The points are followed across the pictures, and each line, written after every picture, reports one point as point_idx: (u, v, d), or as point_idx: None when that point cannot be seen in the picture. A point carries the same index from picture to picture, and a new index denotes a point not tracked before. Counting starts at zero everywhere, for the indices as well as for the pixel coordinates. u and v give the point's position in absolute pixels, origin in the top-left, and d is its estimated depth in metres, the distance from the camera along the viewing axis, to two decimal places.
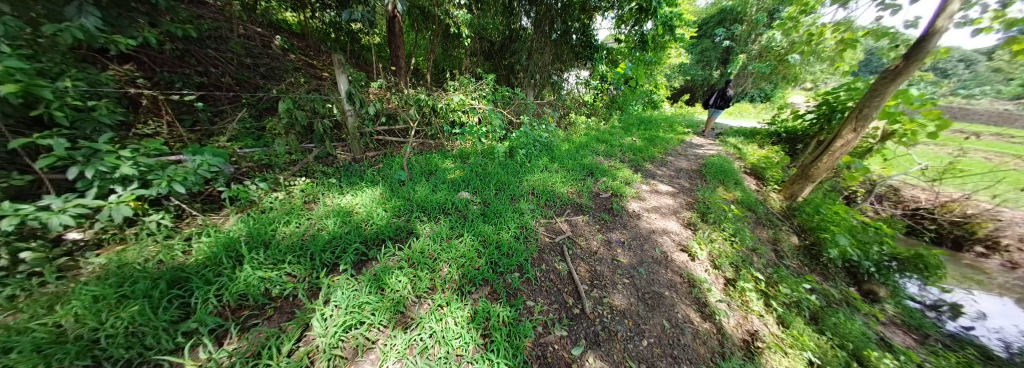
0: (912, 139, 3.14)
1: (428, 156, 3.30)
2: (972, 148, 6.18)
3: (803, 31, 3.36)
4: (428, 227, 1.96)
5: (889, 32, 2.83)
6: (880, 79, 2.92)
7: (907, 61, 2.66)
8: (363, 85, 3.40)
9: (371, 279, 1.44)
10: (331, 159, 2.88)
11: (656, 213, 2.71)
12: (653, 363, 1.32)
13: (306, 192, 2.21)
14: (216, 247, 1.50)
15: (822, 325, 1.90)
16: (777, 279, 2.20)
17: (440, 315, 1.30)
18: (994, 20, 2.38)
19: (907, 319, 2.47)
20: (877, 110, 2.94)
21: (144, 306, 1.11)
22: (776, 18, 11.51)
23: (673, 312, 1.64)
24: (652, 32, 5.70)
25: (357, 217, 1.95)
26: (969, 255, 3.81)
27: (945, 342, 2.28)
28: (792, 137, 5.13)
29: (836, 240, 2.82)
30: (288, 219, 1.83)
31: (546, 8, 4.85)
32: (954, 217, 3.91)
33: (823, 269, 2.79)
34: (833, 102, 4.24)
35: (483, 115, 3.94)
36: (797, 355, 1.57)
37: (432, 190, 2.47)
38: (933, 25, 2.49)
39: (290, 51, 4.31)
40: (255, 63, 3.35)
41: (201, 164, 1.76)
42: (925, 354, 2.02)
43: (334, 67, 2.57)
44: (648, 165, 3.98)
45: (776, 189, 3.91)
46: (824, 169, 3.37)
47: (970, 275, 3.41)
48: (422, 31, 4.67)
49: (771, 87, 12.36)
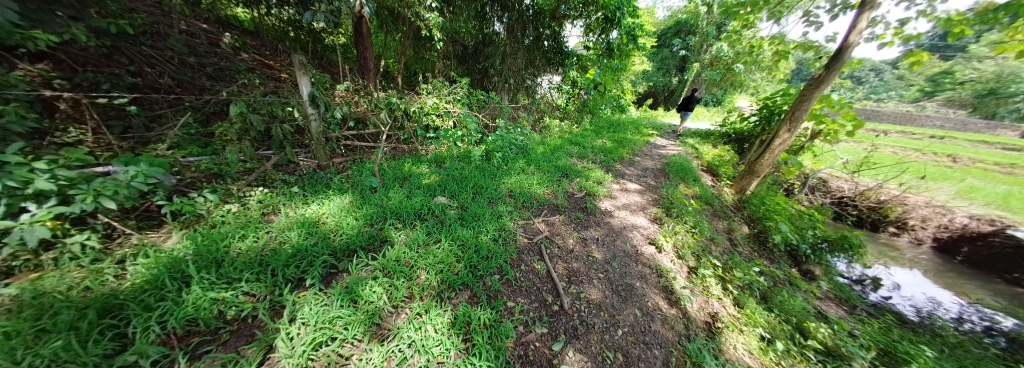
0: (835, 137, 3.65)
1: (401, 161, 3.21)
2: (878, 144, 7.35)
3: (746, 43, 3.79)
4: (403, 234, 1.91)
5: (815, 45, 3.30)
6: (807, 86, 3.38)
7: (829, 70, 3.11)
8: (327, 88, 3.23)
9: (342, 292, 1.37)
10: (293, 167, 2.69)
11: (627, 210, 2.86)
12: (628, 351, 1.40)
13: (265, 204, 2.05)
14: (157, 268, 1.34)
15: (771, 304, 2.13)
16: (732, 264, 2.43)
17: (419, 323, 1.28)
18: (895, 36, 2.88)
19: (838, 293, 2.85)
20: (805, 113, 3.38)
21: (69, 340, 0.95)
22: (724, 31, 12.77)
23: (643, 301, 1.75)
24: (618, 41, 6.06)
25: (324, 227, 1.86)
26: (884, 234, 4.48)
27: (869, 311, 2.68)
28: (740, 138, 5.72)
29: (778, 227, 3.19)
30: (245, 233, 1.69)
31: (518, 14, 5.03)
32: (871, 203, 4.61)
33: (770, 254, 3.13)
34: (772, 106, 4.84)
35: (458, 119, 3.92)
36: (750, 331, 1.77)
37: (407, 196, 2.42)
38: (847, 39, 2.95)
39: (242, 50, 3.98)
40: (201, 63, 3.06)
41: (136, 176, 1.55)
42: (853, 323, 2.35)
43: (294, 67, 2.44)
44: (618, 165, 4.21)
45: (728, 184, 4.32)
46: (766, 166, 3.79)
47: (886, 252, 4.02)
48: (392, 32, 4.51)
49: (722, 93, 13.70)
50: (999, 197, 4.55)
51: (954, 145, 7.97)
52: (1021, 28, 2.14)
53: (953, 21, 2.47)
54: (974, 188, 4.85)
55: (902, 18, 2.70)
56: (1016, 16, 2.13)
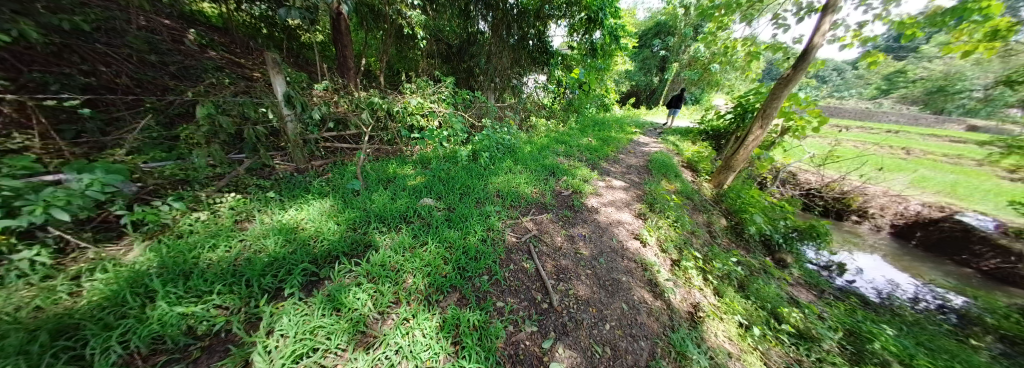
0: (802, 133, 3.88)
1: (385, 162, 3.14)
2: (841, 140, 7.90)
3: (720, 44, 3.97)
4: (388, 238, 1.87)
5: (783, 47, 3.51)
6: (777, 85, 3.57)
7: (796, 70, 3.31)
8: (304, 87, 3.10)
9: (324, 301, 1.32)
10: (268, 171, 2.56)
11: (613, 207, 2.93)
12: (615, 344, 1.43)
13: (237, 211, 1.94)
14: (118, 284, 1.24)
15: (748, 292, 2.25)
16: (712, 256, 2.54)
17: (407, 329, 1.25)
18: (854, 38, 3.11)
19: (808, 279, 3.06)
20: (776, 110, 3.57)
21: (19, 366, 0.85)
22: (700, 32, 13.26)
23: (630, 295, 1.80)
24: (601, 41, 6.16)
25: (303, 233, 1.78)
26: (848, 222, 4.84)
27: (835, 295, 2.90)
28: (718, 134, 5.99)
29: (754, 218, 3.36)
30: (215, 243, 1.59)
31: (502, 13, 4.99)
32: (835, 194, 4.98)
33: (746, 244, 3.30)
34: (745, 104, 5.11)
35: (444, 119, 3.86)
36: (729, 318, 1.88)
37: (392, 198, 2.37)
38: (812, 41, 3.15)
39: (210, 47, 3.75)
40: (164, 61, 2.85)
41: (92, 184, 1.41)
42: (821, 306, 2.52)
43: (267, 66, 2.33)
44: (603, 163, 4.29)
45: (707, 180, 4.51)
46: (741, 161, 3.97)
47: (850, 239, 4.34)
48: (373, 30, 4.37)
49: (699, 92, 14.27)
50: (945, 186, 5.00)
51: (908, 139, 8.66)
52: (965, 30, 2.36)
53: (907, 24, 2.72)
54: (924, 178, 5.30)
55: (860, 21, 2.92)
56: (960, 19, 2.34)
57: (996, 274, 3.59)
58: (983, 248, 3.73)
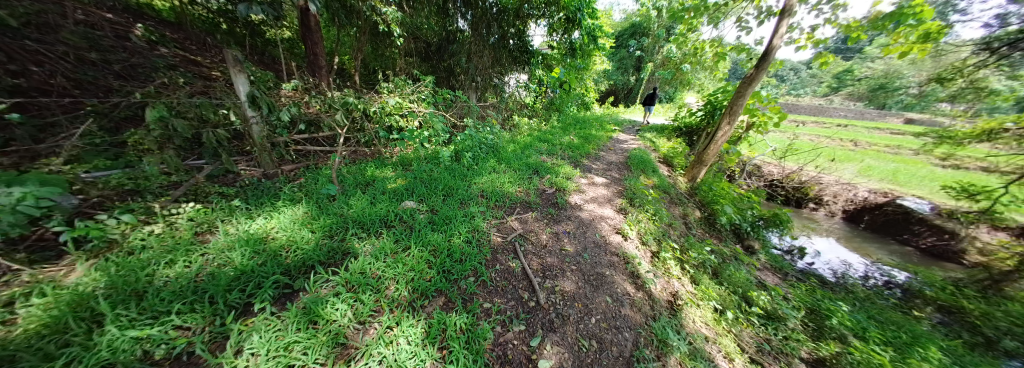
0: (764, 128, 4.18)
1: (362, 165, 3.02)
2: (797, 134, 8.60)
3: (691, 45, 4.18)
4: (368, 244, 1.79)
5: (746, 48, 3.77)
6: (742, 83, 3.81)
7: (758, 69, 3.55)
8: (270, 87, 2.90)
9: (299, 314, 1.25)
10: (232, 178, 2.38)
11: (595, 203, 3.00)
12: (600, 336, 1.47)
13: (197, 222, 1.78)
14: (54, 309, 1.08)
15: (721, 278, 2.39)
16: (689, 246, 2.67)
17: (390, 337, 1.21)
18: (807, 40, 3.39)
19: (773, 263, 3.32)
20: (741, 107, 3.81)
21: None
22: (672, 33, 13.88)
23: (613, 288, 1.86)
24: (580, 41, 6.26)
25: (274, 244, 1.67)
26: (806, 210, 5.29)
27: (797, 276, 3.17)
28: (690, 131, 6.32)
29: (724, 209, 3.58)
30: (172, 258, 1.46)
31: (482, 12, 4.91)
32: (794, 184, 5.45)
33: (718, 233, 3.51)
34: (714, 102, 5.43)
35: (424, 119, 3.76)
36: (705, 304, 2.00)
37: (371, 202, 2.28)
38: (771, 43, 3.39)
39: (161, 44, 3.41)
40: (105, 59, 2.56)
41: (24, 198, 1.23)
42: (785, 287, 2.74)
43: (227, 64, 2.15)
44: (585, 160, 4.39)
45: (681, 174, 4.73)
46: (712, 155, 4.20)
47: (808, 225, 4.76)
48: (346, 27, 4.18)
49: (673, 91, 14.97)
50: (886, 174, 5.57)
51: (855, 132, 9.54)
52: (902, 33, 2.65)
53: (853, 27, 3.03)
54: (868, 168, 5.89)
55: (813, 24, 3.19)
56: (898, 23, 2.63)
57: (933, 251, 4.05)
58: (921, 227, 4.20)
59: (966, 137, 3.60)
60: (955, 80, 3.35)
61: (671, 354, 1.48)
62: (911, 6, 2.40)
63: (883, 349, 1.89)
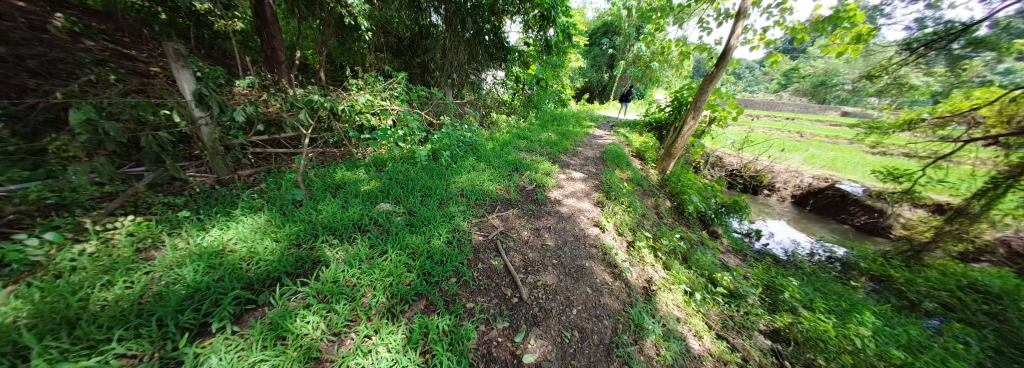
0: (725, 122, 4.52)
1: (332, 168, 2.84)
2: (752, 127, 9.41)
3: (659, 44, 4.41)
4: (340, 251, 1.70)
5: (708, 48, 4.04)
6: (704, 80, 4.08)
7: (718, 67, 3.82)
8: (221, 84, 2.63)
9: (265, 330, 1.16)
10: (179, 186, 2.14)
11: (574, 197, 3.07)
12: (582, 326, 1.52)
13: (138, 236, 1.58)
14: None
15: (690, 262, 2.58)
16: (661, 234, 2.83)
17: (369, 347, 1.16)
18: (759, 41, 3.71)
19: (734, 246, 3.64)
20: (704, 102, 4.09)
21: None
22: (642, 32, 14.49)
23: (593, 278, 1.92)
24: (555, 38, 6.33)
25: (233, 256, 1.53)
26: (761, 196, 5.86)
27: (754, 256, 3.50)
28: (660, 126, 6.69)
29: (692, 199, 3.83)
30: (109, 279, 1.28)
31: (456, 6, 4.73)
32: (751, 173, 6.00)
33: (686, 221, 3.76)
34: (680, 98, 5.79)
35: (398, 117, 3.61)
36: (677, 288, 2.14)
37: (343, 207, 2.16)
38: (729, 43, 3.66)
39: (84, 35, 2.96)
40: (16, 54, 2.10)
41: None
42: (744, 267, 3.02)
43: (168, 58, 1.92)
44: (563, 156, 4.49)
45: (652, 167, 4.99)
46: (679, 148, 4.47)
47: (763, 210, 5.27)
48: (307, 19, 3.89)
49: (643, 87, 15.69)
50: (826, 162, 6.28)
51: (802, 125, 10.60)
52: (839, 35, 2.98)
53: (798, 29, 3.36)
54: (812, 157, 6.59)
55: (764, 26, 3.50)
56: (836, 26, 2.96)
57: (867, 227, 4.62)
58: (855, 208, 4.82)
59: (891, 127, 4.19)
60: (880, 77, 3.85)
61: (647, 337, 1.58)
62: (846, 10, 2.75)
63: (827, 317, 2.15)
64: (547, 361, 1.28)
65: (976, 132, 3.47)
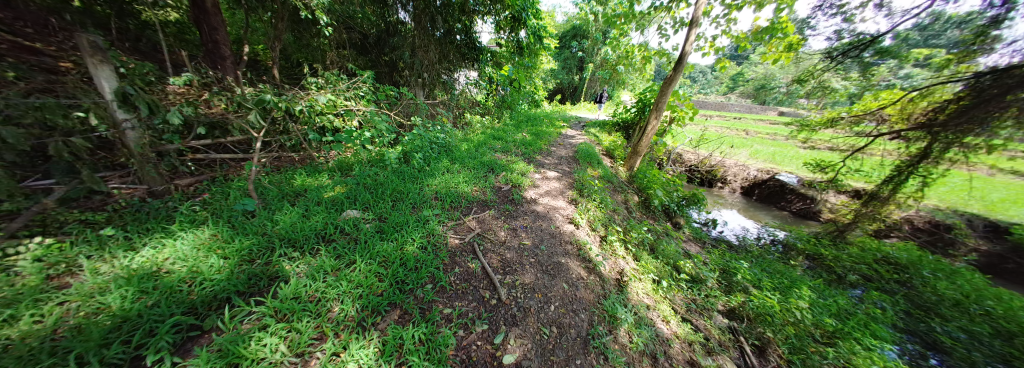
0: (683, 121, 4.91)
1: (290, 174, 2.62)
2: (707, 126, 10.33)
3: (624, 49, 4.67)
4: (301, 264, 1.57)
5: (666, 53, 4.37)
6: (664, 83, 4.39)
7: (675, 71, 4.14)
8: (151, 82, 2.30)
9: (213, 358, 1.03)
10: (100, 200, 1.84)
11: (549, 196, 3.14)
12: (560, 322, 1.57)
13: (45, 261, 1.32)
14: None
15: (657, 253, 2.76)
16: (631, 228, 2.99)
17: (338, 364, 1.08)
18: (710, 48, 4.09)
19: (695, 235, 3.96)
20: (664, 103, 4.40)
21: None
22: (608, 37, 15.23)
23: (569, 274, 1.98)
24: (526, 40, 6.44)
25: (172, 277, 1.35)
26: (716, 188, 6.49)
27: (711, 244, 3.85)
28: (627, 125, 7.10)
29: (656, 193, 4.10)
30: (9, 313, 1.05)
31: (424, 4, 4.59)
32: (706, 168, 6.62)
33: (653, 214, 4.03)
34: (644, 100, 6.19)
35: (365, 118, 3.41)
36: (645, 277, 2.30)
37: (303, 216, 2.00)
38: (684, 49, 3.99)
39: None
40: None
41: None
42: (703, 254, 3.31)
43: (81, 52, 1.63)
44: (538, 156, 4.57)
45: (621, 165, 5.28)
46: (644, 146, 4.77)
47: (717, 201, 5.84)
48: (256, 10, 3.54)
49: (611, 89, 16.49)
50: (768, 156, 7.08)
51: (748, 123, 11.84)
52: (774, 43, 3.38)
53: (741, 38, 3.76)
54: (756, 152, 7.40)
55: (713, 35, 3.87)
56: (771, 36, 3.37)
57: (801, 213, 5.29)
58: (791, 196, 5.50)
59: (817, 125, 4.74)
60: (808, 82, 4.46)
61: (620, 326, 1.66)
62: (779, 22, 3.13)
63: (772, 293, 2.43)
64: (526, 359, 1.30)
65: (883, 128, 4.14)
